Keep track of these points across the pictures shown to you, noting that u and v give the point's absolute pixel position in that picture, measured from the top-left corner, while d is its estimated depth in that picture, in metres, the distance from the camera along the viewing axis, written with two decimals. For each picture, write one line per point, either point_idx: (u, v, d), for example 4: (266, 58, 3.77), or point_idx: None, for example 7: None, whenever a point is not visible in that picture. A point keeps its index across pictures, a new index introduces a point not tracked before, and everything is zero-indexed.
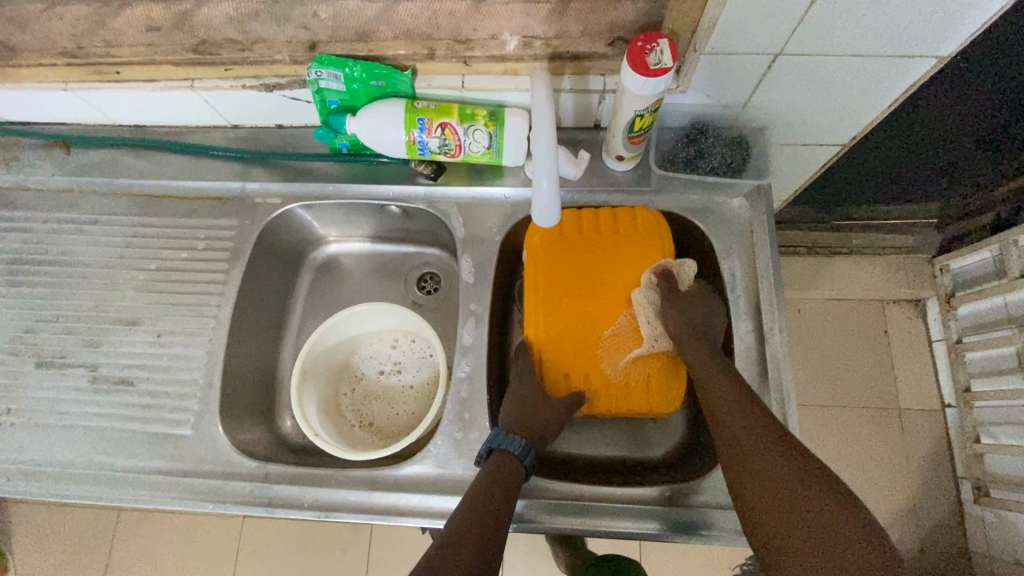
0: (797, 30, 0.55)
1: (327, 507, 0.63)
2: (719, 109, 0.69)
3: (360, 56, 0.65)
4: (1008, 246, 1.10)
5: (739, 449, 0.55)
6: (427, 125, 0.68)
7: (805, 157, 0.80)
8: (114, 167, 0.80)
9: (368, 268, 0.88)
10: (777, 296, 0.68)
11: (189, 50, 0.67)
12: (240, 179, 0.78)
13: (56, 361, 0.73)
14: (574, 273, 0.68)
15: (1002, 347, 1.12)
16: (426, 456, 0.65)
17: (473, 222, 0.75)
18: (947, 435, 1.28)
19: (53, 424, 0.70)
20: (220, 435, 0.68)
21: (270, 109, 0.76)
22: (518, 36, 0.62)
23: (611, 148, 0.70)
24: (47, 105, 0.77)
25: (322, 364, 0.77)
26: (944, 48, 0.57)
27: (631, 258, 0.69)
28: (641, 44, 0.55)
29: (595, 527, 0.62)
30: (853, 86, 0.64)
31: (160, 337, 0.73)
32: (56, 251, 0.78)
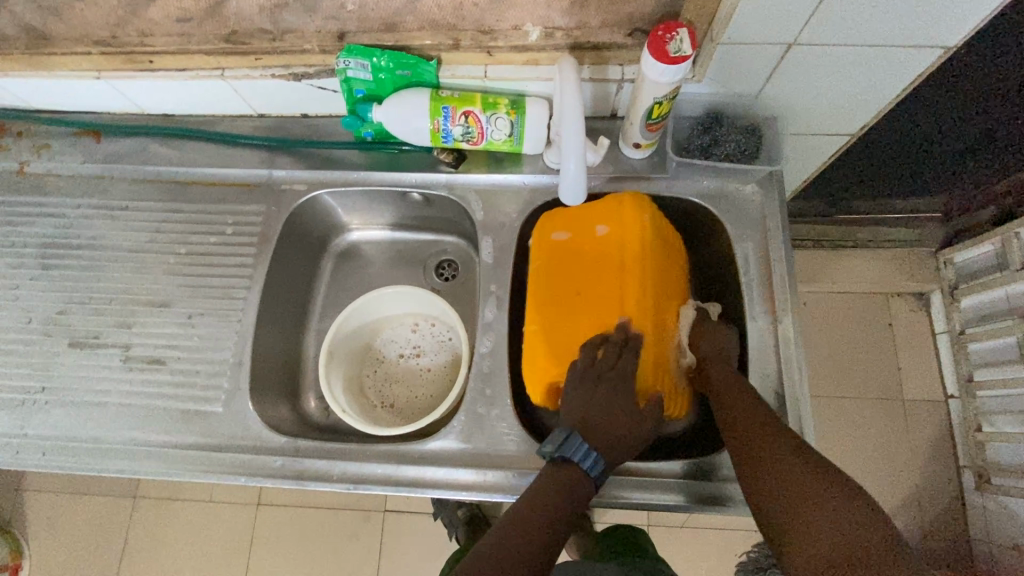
0: (810, 21, 0.58)
1: (355, 479, 0.66)
2: (732, 99, 0.72)
3: (387, 45, 0.68)
4: (1011, 238, 1.12)
5: (743, 425, 0.60)
6: (452, 113, 0.71)
7: (815, 147, 0.82)
8: (143, 154, 0.83)
9: (388, 254, 0.90)
10: (789, 279, 0.70)
11: (221, 39, 0.69)
12: (266, 166, 0.81)
13: (89, 341, 0.75)
14: (620, 275, 0.68)
15: (1004, 338, 1.15)
16: (450, 431, 0.67)
17: (493, 208, 0.78)
18: (950, 425, 1.30)
19: (87, 401, 0.73)
20: (249, 412, 0.70)
21: (296, 98, 0.78)
22: (540, 26, 0.65)
23: (629, 135, 0.72)
24: (79, 94, 0.80)
25: (346, 346, 0.80)
26: (952, 38, 0.60)
27: (664, 263, 0.70)
28: (660, 33, 0.58)
29: (615, 499, 0.65)
30: (863, 76, 0.66)
31: (190, 318, 0.75)
32: (88, 236, 0.81)
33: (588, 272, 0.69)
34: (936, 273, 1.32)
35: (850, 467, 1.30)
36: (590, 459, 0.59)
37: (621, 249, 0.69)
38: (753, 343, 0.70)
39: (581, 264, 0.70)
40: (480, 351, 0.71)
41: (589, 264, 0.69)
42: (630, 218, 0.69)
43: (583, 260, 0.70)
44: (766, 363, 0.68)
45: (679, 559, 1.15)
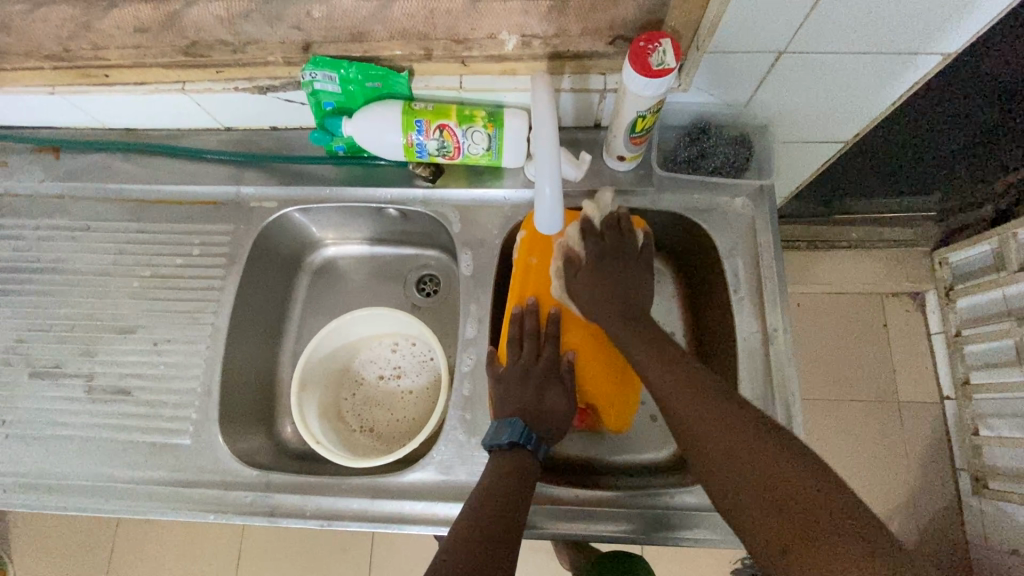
0: (801, 29, 0.54)
1: (330, 515, 0.63)
2: (721, 108, 0.68)
3: (355, 57, 0.64)
4: (1009, 239, 1.10)
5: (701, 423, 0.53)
6: (425, 127, 0.67)
7: (807, 154, 0.79)
8: (105, 171, 0.79)
9: (366, 270, 0.87)
10: (780, 296, 0.68)
11: (179, 52, 0.65)
12: (234, 183, 0.77)
13: (51, 371, 0.72)
14: None
15: (1002, 340, 1.13)
16: (429, 463, 0.64)
17: (472, 224, 0.74)
18: (946, 427, 1.28)
19: (50, 435, 0.69)
20: (219, 444, 0.67)
21: (263, 111, 0.74)
22: (517, 35, 0.61)
23: (612, 148, 0.68)
24: (33, 109, 0.75)
25: (321, 370, 0.77)
26: (950, 44, 0.57)
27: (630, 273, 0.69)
28: (642, 44, 0.54)
29: (601, 532, 0.62)
30: (857, 83, 0.63)
31: (156, 346, 0.72)
32: (48, 258, 0.77)
33: (552, 282, 0.68)
34: (931, 272, 1.30)
35: (846, 472, 1.28)
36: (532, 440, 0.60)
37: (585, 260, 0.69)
38: (744, 364, 0.67)
39: (547, 278, 0.69)
40: (460, 371, 0.68)
41: (554, 278, 0.69)
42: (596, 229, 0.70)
43: (551, 274, 0.69)
44: (757, 385, 0.66)
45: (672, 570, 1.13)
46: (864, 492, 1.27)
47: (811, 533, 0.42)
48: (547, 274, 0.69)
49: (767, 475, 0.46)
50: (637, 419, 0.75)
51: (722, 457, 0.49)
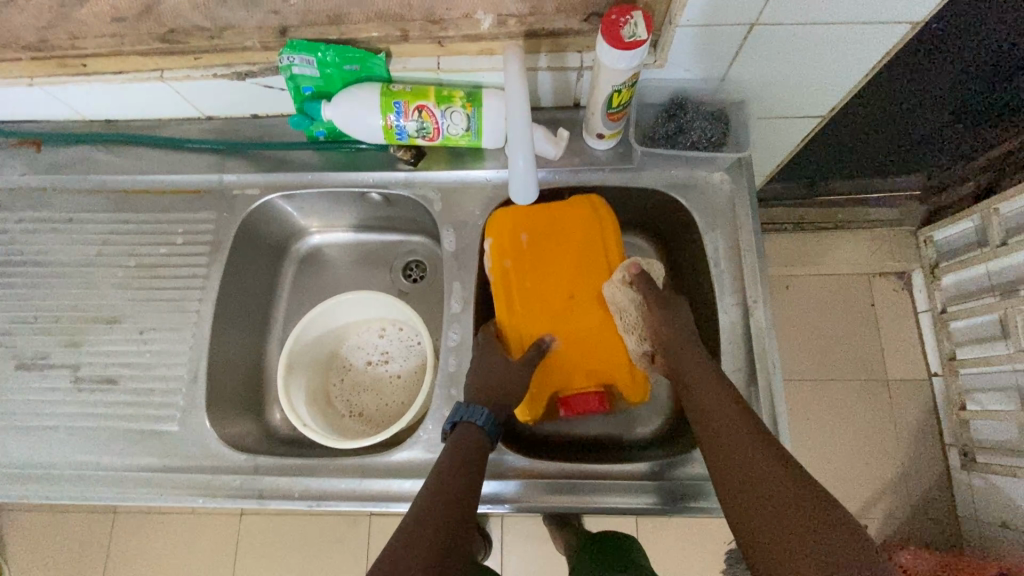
0: (771, 0, 0.55)
1: (318, 496, 0.63)
2: (697, 84, 0.69)
3: (332, 39, 0.65)
4: (990, 215, 1.11)
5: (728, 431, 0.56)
6: (404, 108, 0.67)
7: (786, 129, 0.80)
8: (87, 163, 0.79)
9: (353, 257, 0.87)
10: (760, 269, 0.68)
11: (157, 39, 0.66)
12: (217, 171, 0.77)
13: (37, 363, 0.72)
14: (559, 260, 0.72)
15: (986, 315, 1.14)
16: (415, 441, 0.65)
17: (455, 206, 0.75)
18: (935, 404, 1.30)
19: (38, 426, 0.69)
20: (207, 429, 0.68)
21: (244, 98, 0.74)
22: (493, 14, 0.62)
23: (591, 126, 0.69)
24: (13, 102, 0.75)
25: (308, 355, 0.77)
26: (919, 13, 0.57)
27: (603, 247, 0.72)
28: (614, 18, 0.55)
29: (588, 504, 0.63)
30: (830, 55, 0.64)
31: (142, 334, 0.72)
32: (32, 251, 0.77)
33: (530, 279, 0.71)
34: (917, 252, 1.32)
35: (837, 451, 1.29)
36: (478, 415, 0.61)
37: (559, 252, 0.72)
38: (725, 336, 0.68)
39: (524, 275, 0.71)
40: (446, 347, 0.69)
41: (533, 274, 0.71)
42: (567, 224, 0.72)
43: (529, 271, 0.71)
44: (738, 355, 0.67)
45: (667, 552, 1.14)
46: (856, 470, 1.28)
47: (793, 539, 0.46)
48: (525, 272, 0.71)
49: (767, 485, 0.50)
50: None
51: (734, 460, 0.54)
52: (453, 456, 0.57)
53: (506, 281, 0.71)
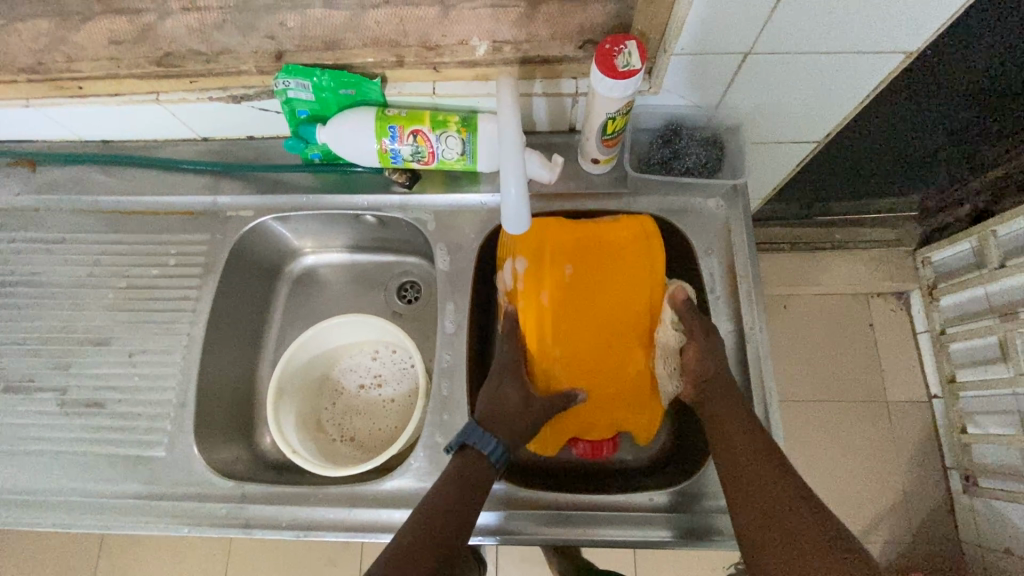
0: (765, 29, 0.55)
1: (306, 526, 0.62)
2: (692, 110, 0.69)
3: (328, 64, 0.65)
4: (988, 237, 1.11)
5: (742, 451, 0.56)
6: (399, 132, 0.67)
7: (782, 154, 0.80)
8: (80, 183, 0.79)
9: (347, 278, 0.87)
10: (757, 295, 0.68)
11: (153, 62, 0.66)
12: (211, 192, 0.77)
13: (24, 386, 0.71)
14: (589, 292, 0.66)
15: (985, 338, 1.13)
16: (406, 470, 0.63)
17: (450, 229, 0.74)
18: (935, 426, 1.28)
19: (22, 451, 0.68)
20: (194, 456, 0.66)
21: (240, 120, 0.74)
22: (488, 41, 0.62)
23: (587, 151, 0.69)
24: (8, 122, 0.75)
25: (300, 379, 0.76)
26: (913, 42, 0.58)
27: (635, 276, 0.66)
28: (608, 46, 0.55)
29: (583, 536, 0.62)
30: (825, 82, 0.64)
31: (131, 357, 0.71)
32: (22, 272, 0.76)
33: (560, 323, 0.65)
34: (915, 272, 1.31)
35: (837, 474, 1.28)
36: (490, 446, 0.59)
37: (595, 299, 0.66)
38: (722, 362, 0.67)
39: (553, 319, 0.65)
40: (438, 370, 0.68)
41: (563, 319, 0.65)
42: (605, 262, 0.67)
43: (559, 318, 0.65)
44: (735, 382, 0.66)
45: None
46: (856, 493, 1.26)
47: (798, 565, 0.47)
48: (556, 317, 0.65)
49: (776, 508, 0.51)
50: None
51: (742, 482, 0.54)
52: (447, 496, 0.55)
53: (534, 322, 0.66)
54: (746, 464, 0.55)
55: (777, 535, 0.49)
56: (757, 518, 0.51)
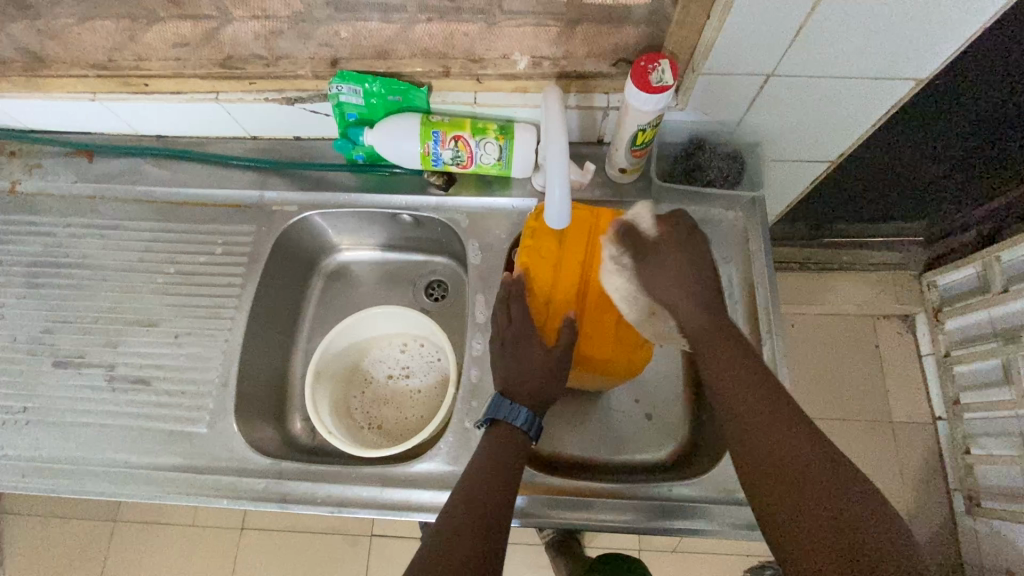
0: (788, 52, 0.61)
1: (339, 502, 0.65)
2: (715, 127, 0.74)
3: (379, 72, 0.70)
4: (992, 262, 1.15)
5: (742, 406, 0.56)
6: (441, 137, 0.72)
7: (796, 173, 0.85)
8: (135, 174, 0.84)
9: (378, 275, 0.91)
10: (772, 301, 0.71)
11: (216, 64, 0.71)
12: (259, 187, 0.82)
13: (74, 361, 0.75)
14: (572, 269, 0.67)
15: (988, 361, 1.16)
16: (436, 454, 0.67)
17: (482, 230, 0.79)
18: (939, 447, 1.30)
19: (70, 423, 0.72)
20: (234, 433, 0.70)
21: (289, 121, 0.79)
22: (528, 56, 0.68)
23: (614, 161, 0.74)
24: (73, 115, 0.80)
25: (333, 366, 0.80)
26: (924, 71, 0.63)
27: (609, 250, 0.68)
28: (644, 64, 0.60)
29: (599, 522, 0.65)
30: (841, 106, 0.69)
31: (177, 338, 0.75)
32: (77, 254, 0.81)
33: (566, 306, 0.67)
34: (920, 296, 1.35)
35: None
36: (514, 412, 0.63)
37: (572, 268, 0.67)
38: None
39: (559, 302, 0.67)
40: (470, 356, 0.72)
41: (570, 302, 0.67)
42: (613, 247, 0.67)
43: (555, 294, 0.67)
44: None
45: None
46: None
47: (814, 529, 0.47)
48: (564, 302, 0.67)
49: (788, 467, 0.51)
50: (633, 418, 0.78)
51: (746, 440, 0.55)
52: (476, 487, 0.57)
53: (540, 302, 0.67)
54: (757, 416, 0.55)
55: (774, 469, 0.51)
56: (762, 462, 0.52)
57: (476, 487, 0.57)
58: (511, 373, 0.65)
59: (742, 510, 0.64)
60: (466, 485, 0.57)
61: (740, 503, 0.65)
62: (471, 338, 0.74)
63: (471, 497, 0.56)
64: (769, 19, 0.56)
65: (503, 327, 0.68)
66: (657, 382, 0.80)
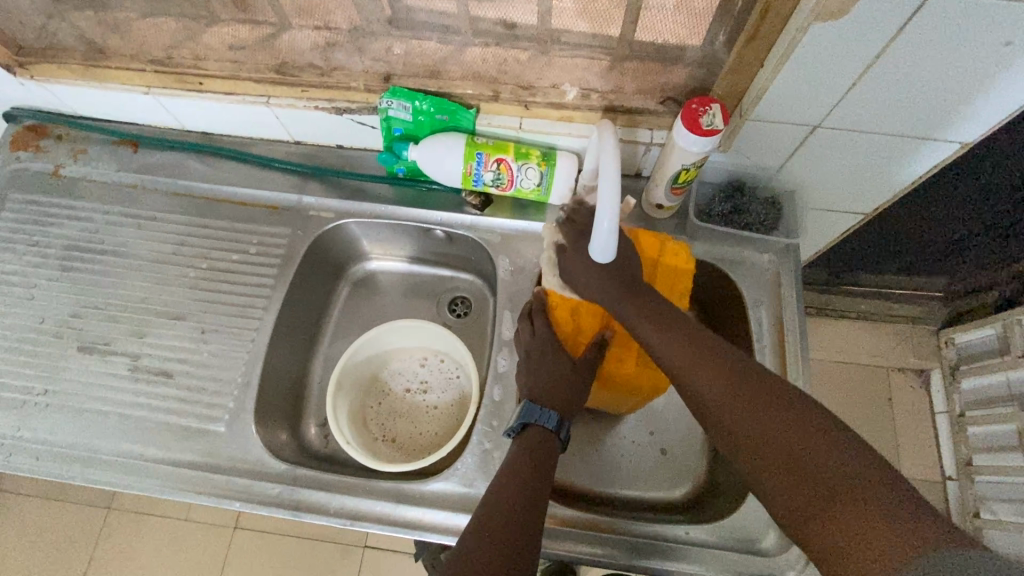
0: (837, 106, 0.61)
1: (353, 515, 0.64)
2: (755, 171, 0.74)
3: (430, 91, 0.71)
4: (1013, 325, 1.14)
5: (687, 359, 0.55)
6: (484, 159, 0.73)
7: (829, 222, 0.85)
8: (177, 168, 0.85)
9: (404, 287, 0.91)
10: (802, 349, 0.71)
11: (272, 69, 0.73)
12: (297, 191, 0.83)
13: (100, 348, 0.75)
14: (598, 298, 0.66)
15: (1004, 425, 1.15)
16: (453, 474, 0.66)
17: (514, 252, 0.79)
18: (948, 508, 1.28)
19: (90, 409, 0.72)
20: (252, 435, 0.70)
21: (334, 130, 0.81)
22: (578, 88, 0.70)
23: (653, 196, 0.74)
24: (124, 105, 0.82)
25: (354, 375, 0.79)
26: (970, 136, 0.63)
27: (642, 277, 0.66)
28: (695, 105, 0.61)
29: (611, 560, 0.64)
30: (882, 162, 0.69)
31: (203, 333, 0.75)
32: (112, 242, 0.82)
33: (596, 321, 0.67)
34: (938, 352, 1.36)
35: None
36: (546, 416, 0.63)
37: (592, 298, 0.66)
38: None
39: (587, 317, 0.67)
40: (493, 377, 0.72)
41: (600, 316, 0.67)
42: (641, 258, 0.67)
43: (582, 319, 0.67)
44: None
45: None
46: None
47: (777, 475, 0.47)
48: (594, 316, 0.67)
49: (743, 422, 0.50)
50: (647, 454, 0.77)
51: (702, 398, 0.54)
52: (513, 466, 0.58)
53: (569, 317, 0.67)
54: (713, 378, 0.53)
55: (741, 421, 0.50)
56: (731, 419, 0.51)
57: (504, 494, 0.55)
58: (544, 396, 0.65)
59: (759, 560, 0.63)
60: (493, 492, 0.55)
61: (757, 552, 0.63)
62: (493, 356, 0.74)
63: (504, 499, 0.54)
64: (823, 72, 0.57)
65: (531, 351, 0.68)
66: (676, 418, 0.79)
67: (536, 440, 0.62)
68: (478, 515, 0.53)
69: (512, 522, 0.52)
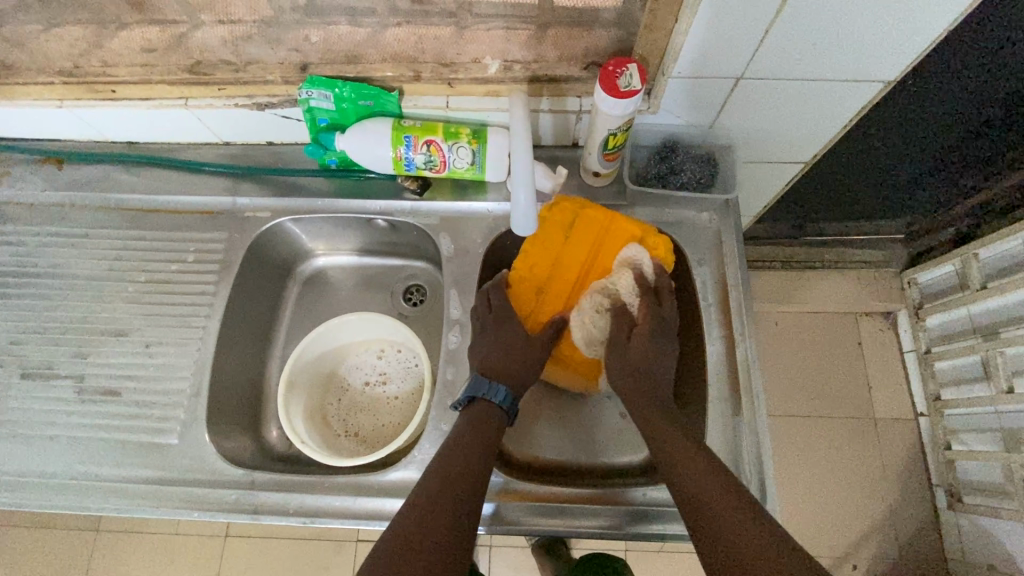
0: (756, 55, 0.61)
1: (312, 512, 0.64)
2: (688, 129, 0.74)
3: (349, 77, 0.69)
4: (970, 259, 1.16)
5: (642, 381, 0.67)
6: (413, 142, 0.72)
7: (771, 174, 0.85)
8: (105, 181, 0.82)
9: (355, 280, 0.90)
10: (746, 304, 0.72)
11: (184, 70, 0.70)
12: (231, 194, 0.81)
13: (43, 373, 0.74)
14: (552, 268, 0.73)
15: (968, 358, 1.18)
16: (410, 462, 0.66)
17: (458, 234, 0.78)
18: (921, 443, 1.32)
19: (39, 436, 0.71)
20: (206, 444, 0.69)
21: (262, 126, 0.79)
22: (499, 60, 0.68)
23: (588, 164, 0.73)
24: (40, 121, 0.79)
25: (309, 374, 0.79)
26: (891, 73, 0.63)
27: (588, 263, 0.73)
28: (611, 68, 0.60)
29: (578, 528, 0.65)
30: (812, 106, 0.69)
31: (147, 347, 0.74)
32: (45, 263, 0.79)
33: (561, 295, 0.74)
34: (901, 292, 1.36)
35: (825, 487, 1.30)
36: (496, 391, 0.65)
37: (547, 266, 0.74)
38: (713, 370, 0.70)
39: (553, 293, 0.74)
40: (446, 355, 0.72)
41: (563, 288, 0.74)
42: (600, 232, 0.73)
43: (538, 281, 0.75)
44: (725, 388, 0.69)
45: None
46: (844, 507, 1.29)
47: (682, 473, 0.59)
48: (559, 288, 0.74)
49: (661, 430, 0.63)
50: (610, 420, 0.77)
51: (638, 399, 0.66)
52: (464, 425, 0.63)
53: (525, 292, 0.75)
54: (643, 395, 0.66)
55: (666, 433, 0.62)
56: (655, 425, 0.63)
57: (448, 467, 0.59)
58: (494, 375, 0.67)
59: None
60: (438, 464, 0.59)
61: None
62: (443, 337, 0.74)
63: (447, 472, 0.59)
64: (735, 22, 0.56)
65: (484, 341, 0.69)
66: None
67: (481, 414, 0.64)
68: (421, 485, 0.58)
69: (454, 496, 0.57)
